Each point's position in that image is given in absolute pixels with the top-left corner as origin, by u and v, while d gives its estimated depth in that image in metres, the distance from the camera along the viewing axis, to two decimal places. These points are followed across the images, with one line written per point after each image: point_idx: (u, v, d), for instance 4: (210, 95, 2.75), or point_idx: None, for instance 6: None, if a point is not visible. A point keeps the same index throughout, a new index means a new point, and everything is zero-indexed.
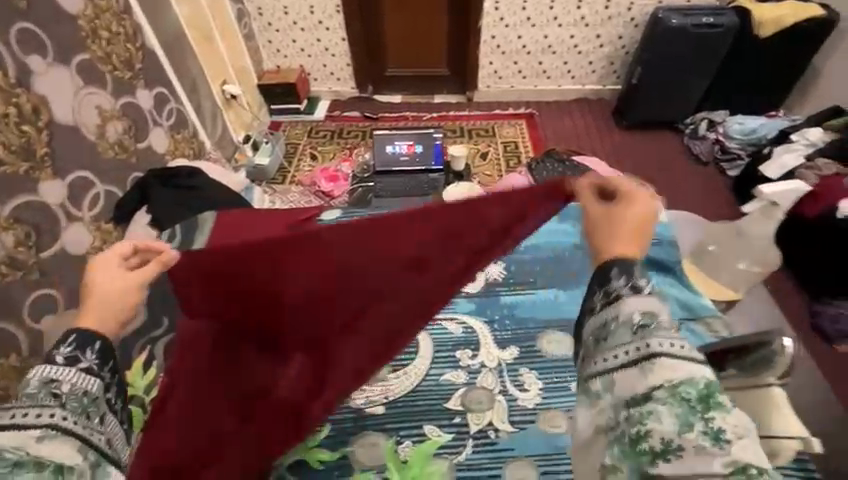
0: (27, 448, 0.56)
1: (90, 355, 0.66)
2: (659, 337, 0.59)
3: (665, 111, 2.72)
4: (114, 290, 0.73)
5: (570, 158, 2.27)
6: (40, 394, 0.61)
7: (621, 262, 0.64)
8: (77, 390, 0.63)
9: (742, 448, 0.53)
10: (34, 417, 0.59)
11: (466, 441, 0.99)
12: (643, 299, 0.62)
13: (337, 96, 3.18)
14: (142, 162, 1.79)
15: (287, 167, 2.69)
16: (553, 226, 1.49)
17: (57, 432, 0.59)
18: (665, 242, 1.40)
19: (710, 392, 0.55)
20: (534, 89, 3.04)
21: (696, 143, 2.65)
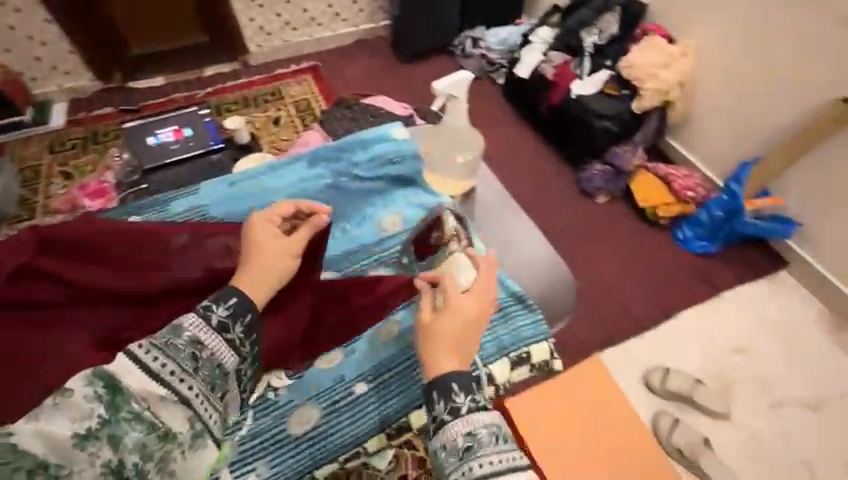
0: (152, 402, 0.77)
1: (234, 332, 0.89)
2: (474, 458, 0.89)
3: (434, 36, 2.87)
4: (274, 272, 1.00)
5: (356, 101, 2.28)
6: (185, 349, 0.83)
7: (460, 377, 0.95)
8: (212, 365, 0.85)
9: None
10: (174, 377, 0.80)
11: (244, 416, 1.09)
12: (466, 423, 0.92)
13: (76, 93, 2.58)
14: None
15: (31, 197, 2.21)
16: (305, 170, 1.48)
17: (173, 400, 0.78)
18: (407, 156, 1.49)
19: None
20: (310, 39, 2.89)
21: (466, 61, 2.94)
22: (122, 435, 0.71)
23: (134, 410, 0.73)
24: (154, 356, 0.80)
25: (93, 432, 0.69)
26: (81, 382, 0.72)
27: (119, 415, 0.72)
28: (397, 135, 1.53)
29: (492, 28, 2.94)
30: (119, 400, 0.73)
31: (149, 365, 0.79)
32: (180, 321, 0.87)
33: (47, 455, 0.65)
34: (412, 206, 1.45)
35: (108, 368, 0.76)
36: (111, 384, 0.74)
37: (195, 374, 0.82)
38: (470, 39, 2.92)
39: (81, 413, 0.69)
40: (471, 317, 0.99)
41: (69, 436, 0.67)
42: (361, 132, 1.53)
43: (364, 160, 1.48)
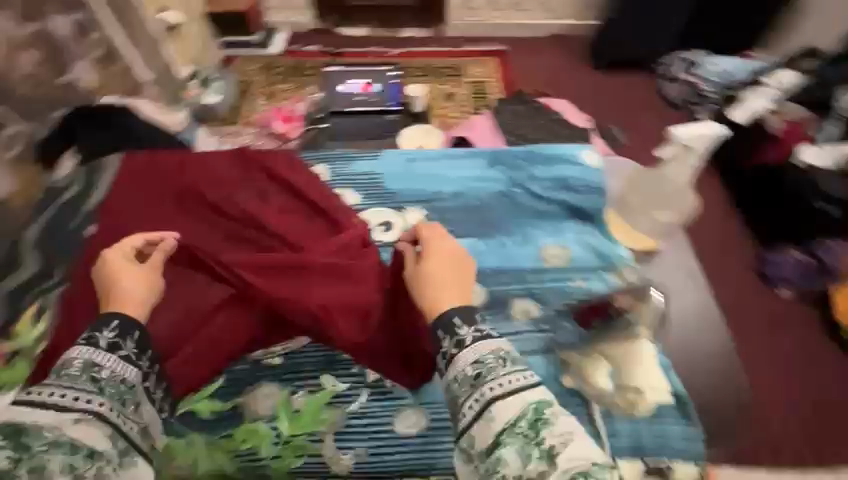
0: (63, 428, 0.62)
1: (123, 342, 0.72)
2: (495, 375, 0.72)
3: (639, 50, 2.57)
4: (132, 289, 0.79)
5: (535, 100, 2.19)
6: (80, 376, 0.68)
7: (449, 321, 0.79)
8: (109, 382, 0.68)
9: (565, 451, 0.66)
10: (73, 399, 0.65)
11: (361, 391, 0.97)
12: (473, 350, 0.75)
13: (296, 28, 2.90)
14: (68, 97, 1.66)
15: (238, 105, 2.52)
16: (481, 168, 1.33)
17: (94, 418, 0.65)
18: (593, 190, 1.27)
19: (535, 418, 0.68)
20: (508, 23, 2.81)
21: (669, 85, 2.53)
22: (45, 464, 0.59)
23: (47, 439, 0.61)
24: (41, 393, 0.65)
25: (13, 468, 0.58)
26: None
27: (31, 452, 0.60)
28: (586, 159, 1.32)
29: (714, 56, 2.47)
30: (26, 438, 0.61)
31: (48, 399, 0.65)
32: (68, 357, 0.70)
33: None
34: (582, 246, 1.18)
35: (15, 415, 0.63)
36: (12, 434, 0.61)
37: (98, 383, 0.68)
38: (681, 62, 2.52)
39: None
40: (440, 273, 0.87)
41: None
42: (549, 147, 1.36)
43: (543, 175, 1.29)
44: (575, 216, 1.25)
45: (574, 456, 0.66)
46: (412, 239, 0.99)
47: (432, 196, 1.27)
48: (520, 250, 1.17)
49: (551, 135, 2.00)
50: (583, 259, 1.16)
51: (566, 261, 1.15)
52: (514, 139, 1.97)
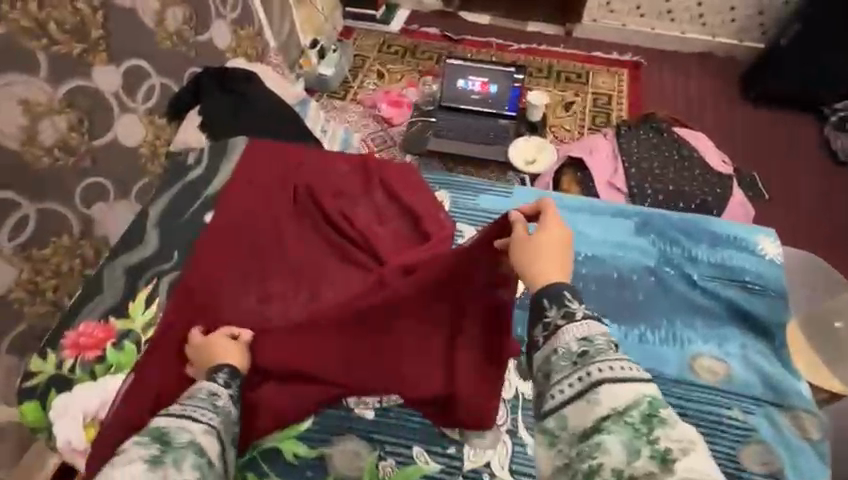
0: (196, 434, 0.79)
1: (224, 378, 0.94)
2: (603, 361, 0.72)
3: (811, 88, 2.16)
4: (229, 349, 1.03)
5: (670, 129, 1.89)
6: (205, 401, 0.87)
7: (550, 294, 0.80)
8: (220, 412, 0.87)
9: (679, 458, 0.61)
10: (200, 414, 0.83)
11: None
12: (582, 328, 0.76)
13: (418, 7, 2.76)
14: (201, 57, 1.69)
15: (350, 81, 2.46)
16: (631, 234, 1.34)
17: (212, 433, 0.81)
18: (767, 291, 1.27)
19: (649, 412, 0.66)
20: (650, 33, 2.49)
21: (841, 137, 2.11)
22: (182, 455, 0.74)
23: (184, 440, 0.77)
24: (178, 406, 0.84)
25: (160, 456, 0.73)
26: (133, 442, 0.75)
27: (173, 445, 0.75)
28: (766, 251, 1.32)
29: None
30: (171, 435, 0.77)
31: (185, 411, 0.82)
32: (194, 388, 0.89)
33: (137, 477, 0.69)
34: (748, 366, 1.17)
35: (158, 422, 0.79)
36: (157, 434, 0.77)
37: (216, 407, 0.86)
38: None
39: (140, 453, 0.73)
40: (545, 248, 0.86)
41: (140, 464, 0.71)
42: (714, 227, 1.37)
43: (706, 259, 1.31)
44: (733, 314, 1.24)
45: (690, 467, 0.61)
46: (528, 211, 0.96)
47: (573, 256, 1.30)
48: (673, 352, 1.18)
49: (683, 175, 1.75)
50: (745, 383, 1.15)
51: (721, 378, 1.15)
52: (635, 171, 1.76)
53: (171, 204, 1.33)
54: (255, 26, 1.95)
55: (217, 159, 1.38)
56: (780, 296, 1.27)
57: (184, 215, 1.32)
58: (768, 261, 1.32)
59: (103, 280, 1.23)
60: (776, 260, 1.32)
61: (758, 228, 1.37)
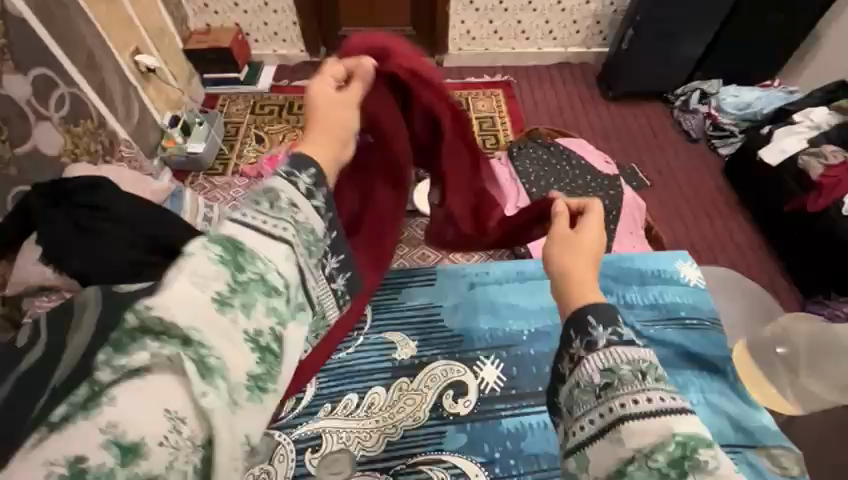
0: (274, 262, 0.56)
1: (304, 181, 0.63)
2: (636, 389, 0.55)
3: (656, 80, 2.44)
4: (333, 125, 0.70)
5: (555, 141, 1.97)
6: (283, 211, 0.60)
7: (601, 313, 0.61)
8: (300, 228, 0.62)
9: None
10: (280, 231, 0.59)
11: None
12: (605, 357, 0.58)
13: (284, 61, 2.63)
14: (27, 173, 1.40)
15: (227, 153, 2.22)
16: None
17: (292, 259, 0.59)
18: (706, 323, 1.11)
19: (682, 456, 0.49)
20: (512, 52, 2.64)
21: (688, 118, 2.41)
22: (254, 303, 0.53)
23: (256, 272, 0.54)
24: (246, 211, 0.58)
25: (229, 295, 0.51)
26: (194, 247, 0.52)
27: (244, 274, 0.53)
28: (687, 276, 1.18)
29: (734, 86, 2.38)
30: (243, 259, 0.54)
31: (254, 220, 0.58)
32: (270, 187, 0.61)
33: (189, 328, 0.47)
34: (715, 413, 0.99)
35: (224, 230, 0.56)
36: (233, 250, 0.54)
37: (295, 224, 0.61)
38: (699, 92, 2.41)
39: (205, 272, 0.50)
40: (581, 249, 0.69)
41: (207, 301, 0.49)
42: (639, 259, 1.20)
43: (641, 302, 1.13)
44: (688, 361, 1.06)
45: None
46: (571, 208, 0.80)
47: (513, 339, 1.03)
48: None
49: (577, 183, 1.86)
50: (717, 433, 0.96)
51: None
52: (536, 190, 1.82)
53: None
54: (94, 119, 1.67)
55: None
56: (718, 322, 1.12)
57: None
58: (691, 286, 1.17)
59: None
60: (699, 282, 1.18)
61: (671, 252, 1.22)
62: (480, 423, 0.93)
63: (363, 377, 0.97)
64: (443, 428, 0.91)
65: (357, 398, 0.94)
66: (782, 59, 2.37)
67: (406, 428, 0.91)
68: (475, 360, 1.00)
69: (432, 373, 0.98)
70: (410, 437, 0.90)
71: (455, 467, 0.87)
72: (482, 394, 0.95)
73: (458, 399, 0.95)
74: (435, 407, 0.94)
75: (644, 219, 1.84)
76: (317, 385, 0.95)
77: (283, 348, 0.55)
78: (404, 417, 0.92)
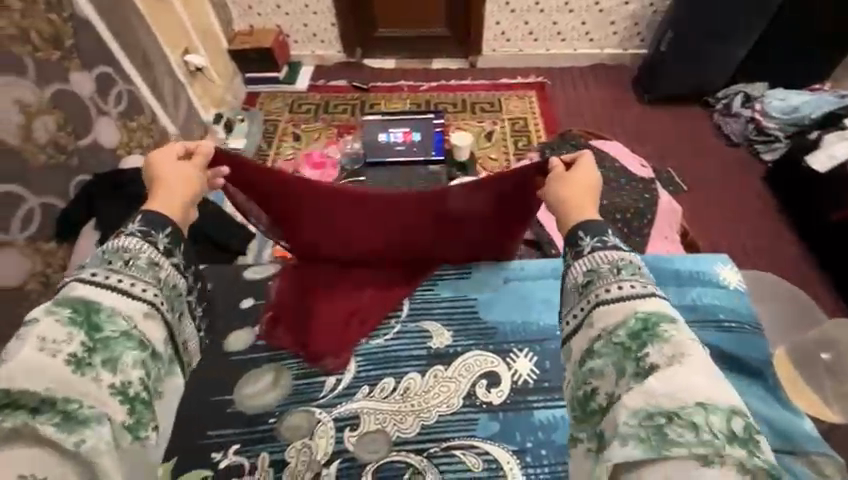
0: (134, 320, 0.66)
1: (161, 240, 0.75)
2: (612, 281, 0.70)
3: (696, 83, 2.37)
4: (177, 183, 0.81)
5: (590, 143, 1.95)
6: (145, 271, 0.70)
7: (588, 231, 0.77)
8: (162, 283, 0.72)
9: (667, 372, 0.60)
10: (140, 290, 0.68)
11: None
12: (589, 261, 0.73)
13: (321, 62, 2.71)
14: (88, 163, 1.50)
15: (265, 149, 2.31)
16: None
17: (152, 315, 0.68)
18: (747, 327, 1.08)
19: (640, 328, 0.64)
20: (546, 54, 2.63)
21: (729, 121, 2.34)
22: (119, 356, 0.62)
23: (118, 329, 0.64)
24: (99, 271, 0.68)
25: (87, 357, 0.60)
26: (42, 314, 0.62)
27: (104, 334, 0.63)
28: (727, 280, 1.15)
29: (780, 90, 2.28)
30: (99, 319, 0.63)
31: (103, 282, 0.67)
32: (122, 248, 0.71)
33: (48, 391, 0.57)
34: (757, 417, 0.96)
35: (73, 294, 0.65)
36: (86, 310, 0.64)
37: (156, 279, 0.71)
38: (742, 95, 2.33)
39: (56, 336, 0.60)
40: (580, 184, 0.84)
41: (62, 366, 0.58)
42: (677, 261, 1.18)
43: (678, 304, 1.11)
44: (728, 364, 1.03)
45: (685, 387, 0.58)
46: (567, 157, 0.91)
47: (547, 334, 1.03)
48: None
49: (612, 186, 1.83)
50: None
51: None
52: None
53: None
54: (146, 114, 1.77)
55: None
56: (760, 327, 1.09)
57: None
58: (732, 290, 1.15)
59: None
60: (740, 286, 1.15)
61: (712, 255, 1.20)
62: (512, 413, 0.94)
63: (399, 363, 1.00)
64: (477, 415, 0.93)
65: (394, 382, 0.98)
66: (835, 61, 2.26)
67: (442, 413, 0.94)
68: (508, 353, 1.01)
69: (466, 363, 1.00)
70: (445, 421, 0.93)
71: (488, 453, 0.88)
72: (516, 386, 0.97)
73: (491, 389, 0.96)
74: (468, 395, 0.96)
75: (679, 224, 1.80)
76: (356, 369, 1.00)
77: (154, 395, 0.65)
78: (438, 403, 0.95)
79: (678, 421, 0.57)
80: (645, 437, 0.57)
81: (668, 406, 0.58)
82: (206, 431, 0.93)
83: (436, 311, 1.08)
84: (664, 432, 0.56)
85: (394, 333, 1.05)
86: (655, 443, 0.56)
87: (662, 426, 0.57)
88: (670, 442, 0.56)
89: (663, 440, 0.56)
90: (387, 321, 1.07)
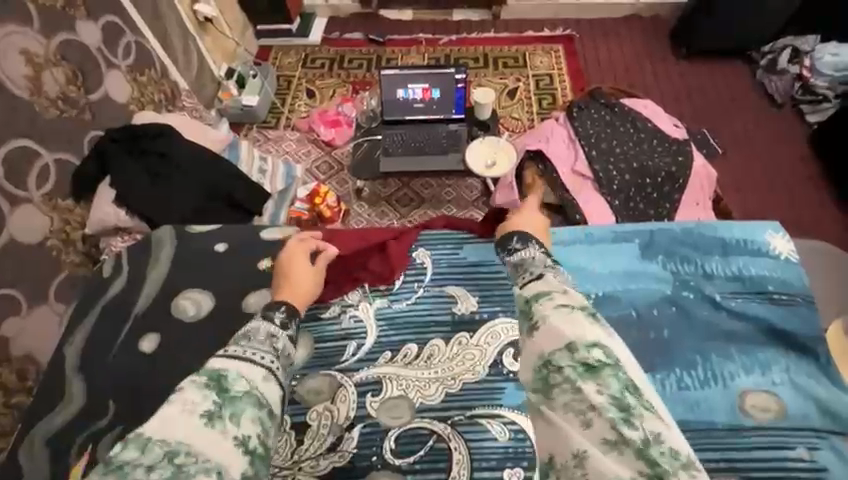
0: (256, 382, 0.61)
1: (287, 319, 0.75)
2: (521, 276, 0.67)
3: (741, 35, 2.18)
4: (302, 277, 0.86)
5: (620, 101, 1.82)
6: (263, 342, 0.68)
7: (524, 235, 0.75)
8: (282, 355, 0.69)
9: (545, 329, 0.57)
10: (259, 356, 0.65)
11: None
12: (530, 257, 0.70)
13: (334, 13, 2.56)
14: (100, 118, 1.46)
15: (279, 106, 2.23)
16: (635, 261, 1.09)
17: (272, 375, 0.64)
18: (798, 300, 1.04)
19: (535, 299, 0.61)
20: (577, 3, 2.43)
21: (773, 79, 2.15)
22: (242, 411, 0.57)
23: (241, 389, 0.59)
24: (230, 344, 0.66)
25: (217, 410, 0.56)
26: (187, 378, 0.60)
27: (230, 394, 0.58)
28: (777, 249, 1.09)
29: (833, 43, 2.10)
30: (227, 381, 0.60)
31: (226, 351, 0.65)
32: (246, 328, 0.70)
33: (177, 444, 0.53)
34: (797, 392, 0.95)
35: (211, 363, 0.63)
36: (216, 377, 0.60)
37: (276, 349, 0.68)
38: (790, 49, 2.14)
39: (193, 399, 0.57)
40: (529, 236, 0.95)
41: (195, 419, 0.55)
42: (722, 228, 1.13)
43: (721, 274, 1.07)
44: (770, 338, 1.00)
45: (561, 330, 0.56)
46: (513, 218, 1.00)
47: None
48: (712, 396, 0.95)
49: (642, 147, 1.73)
50: (801, 415, 0.92)
51: (777, 418, 0.92)
52: (596, 153, 1.72)
53: (95, 330, 1.09)
54: (156, 68, 1.70)
55: (140, 263, 1.15)
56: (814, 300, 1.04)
57: (111, 354, 1.05)
58: (782, 260, 1.09)
59: (19, 462, 0.99)
60: (793, 255, 1.09)
61: (761, 223, 1.13)
62: None
63: (422, 329, 0.98)
64: (503, 385, 0.91)
65: (418, 348, 0.96)
66: None
67: (466, 381, 0.92)
68: None
69: (492, 330, 0.97)
70: (469, 389, 0.91)
71: (515, 422, 0.87)
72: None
73: (518, 358, 0.94)
74: (494, 364, 0.94)
75: (713, 189, 1.71)
76: (378, 334, 0.98)
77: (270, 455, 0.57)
78: (462, 370, 0.93)
79: (551, 366, 0.54)
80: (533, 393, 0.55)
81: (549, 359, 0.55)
82: None
83: (462, 279, 1.04)
84: (550, 380, 0.53)
85: (416, 299, 1.02)
86: (541, 393, 0.54)
87: (541, 374, 0.54)
88: (552, 387, 0.53)
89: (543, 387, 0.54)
90: (409, 286, 1.04)
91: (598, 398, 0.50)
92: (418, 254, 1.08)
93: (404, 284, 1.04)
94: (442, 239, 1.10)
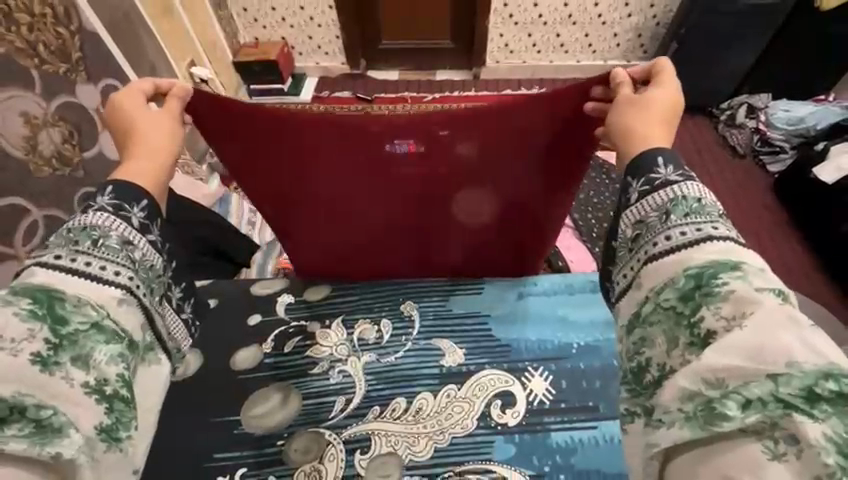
0: (108, 308, 0.57)
1: (134, 214, 0.64)
2: (661, 231, 0.57)
3: (700, 93, 2.37)
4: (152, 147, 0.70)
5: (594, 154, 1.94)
6: (117, 252, 0.61)
7: (666, 154, 0.62)
8: (141, 266, 0.64)
9: (730, 337, 0.46)
10: (111, 274, 0.59)
11: None
12: (667, 196, 0.59)
13: (325, 73, 2.72)
14: (92, 174, 1.50)
15: None
16: None
17: (131, 299, 0.59)
18: None
19: (695, 286, 0.51)
20: (550, 65, 2.64)
21: (734, 132, 2.33)
22: (90, 353, 0.52)
23: (84, 322, 0.54)
24: (61, 251, 0.58)
25: (53, 354, 0.50)
26: (1, 302, 0.52)
27: (69, 329, 0.53)
28: None
29: (784, 101, 2.30)
30: (63, 309, 0.53)
31: (60, 264, 0.57)
32: (89, 224, 0.61)
33: (16, 396, 0.47)
34: None
35: (34, 280, 0.55)
36: (48, 299, 0.54)
37: (134, 261, 0.63)
38: (746, 106, 2.33)
39: (14, 334, 0.50)
40: (655, 112, 0.66)
41: (24, 365, 0.49)
42: None
43: None
44: None
45: (762, 343, 0.44)
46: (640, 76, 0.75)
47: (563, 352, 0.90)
48: None
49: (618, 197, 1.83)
50: None
51: None
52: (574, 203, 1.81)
53: None
54: None
55: None
56: None
57: None
58: None
59: None
60: None
61: None
62: (527, 435, 0.81)
63: (406, 384, 0.87)
64: (491, 439, 0.81)
65: (406, 402, 0.85)
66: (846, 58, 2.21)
67: (455, 435, 0.81)
68: (522, 370, 0.88)
69: (479, 383, 0.87)
70: (456, 444, 0.80)
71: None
72: (532, 407, 0.84)
73: (507, 410, 0.84)
74: (483, 417, 0.83)
75: None
76: (364, 389, 0.86)
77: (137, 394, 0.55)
78: (451, 425, 0.82)
79: (728, 395, 0.43)
80: (690, 420, 0.44)
81: (731, 384, 0.44)
82: (212, 454, 0.81)
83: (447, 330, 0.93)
84: (714, 410, 0.43)
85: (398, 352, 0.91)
86: (700, 421, 0.44)
87: (712, 401, 0.44)
88: (719, 419, 0.43)
89: (711, 416, 0.43)
90: (396, 336, 0.93)
91: (811, 434, 0.39)
92: (404, 306, 0.97)
93: (389, 337, 0.93)
94: (423, 287, 1.00)
